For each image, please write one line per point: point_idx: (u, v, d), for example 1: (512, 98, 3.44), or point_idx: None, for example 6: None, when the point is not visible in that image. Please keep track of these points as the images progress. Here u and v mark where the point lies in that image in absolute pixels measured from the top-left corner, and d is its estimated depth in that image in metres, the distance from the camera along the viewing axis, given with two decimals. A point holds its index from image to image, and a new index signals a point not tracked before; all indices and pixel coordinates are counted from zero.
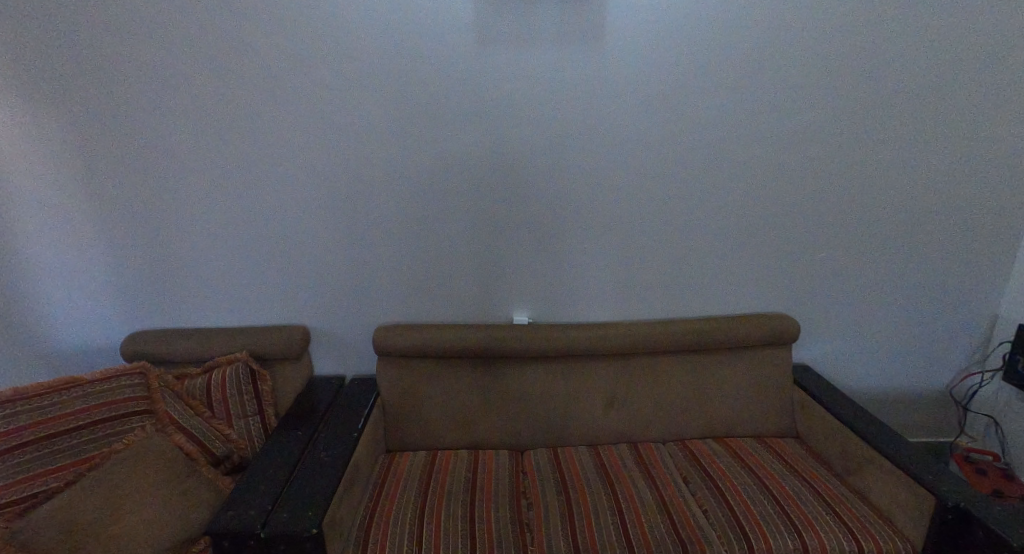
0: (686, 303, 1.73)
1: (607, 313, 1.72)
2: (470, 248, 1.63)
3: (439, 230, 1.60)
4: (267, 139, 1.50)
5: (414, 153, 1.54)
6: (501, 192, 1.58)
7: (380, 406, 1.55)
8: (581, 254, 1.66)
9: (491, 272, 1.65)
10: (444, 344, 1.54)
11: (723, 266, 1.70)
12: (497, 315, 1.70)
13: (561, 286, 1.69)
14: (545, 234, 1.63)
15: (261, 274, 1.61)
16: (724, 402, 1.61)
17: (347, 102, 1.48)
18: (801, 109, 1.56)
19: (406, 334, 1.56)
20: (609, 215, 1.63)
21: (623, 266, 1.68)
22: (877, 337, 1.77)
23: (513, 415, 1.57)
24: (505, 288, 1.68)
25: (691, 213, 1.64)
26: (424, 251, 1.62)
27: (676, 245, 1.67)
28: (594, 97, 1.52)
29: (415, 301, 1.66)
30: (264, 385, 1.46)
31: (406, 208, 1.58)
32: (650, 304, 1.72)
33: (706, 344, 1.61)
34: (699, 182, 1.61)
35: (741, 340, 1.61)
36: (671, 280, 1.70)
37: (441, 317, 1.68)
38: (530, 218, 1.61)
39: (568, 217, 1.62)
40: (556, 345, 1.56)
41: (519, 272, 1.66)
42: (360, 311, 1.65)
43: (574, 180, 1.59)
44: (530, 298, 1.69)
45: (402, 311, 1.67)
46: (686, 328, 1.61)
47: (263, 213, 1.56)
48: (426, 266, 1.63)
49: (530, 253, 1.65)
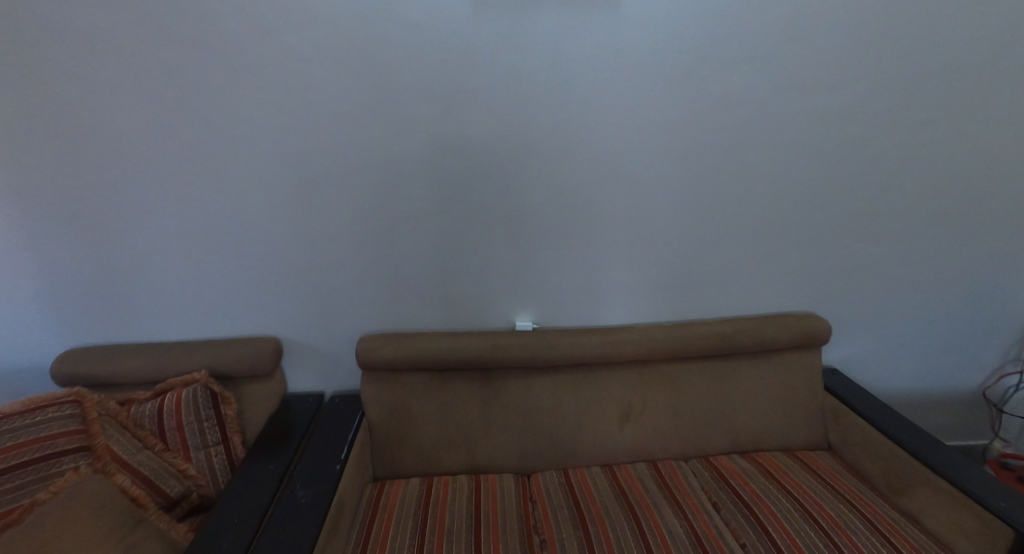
0: (706, 303, 1.56)
1: (620, 315, 1.54)
2: (466, 246, 1.43)
3: (432, 226, 1.40)
4: (225, 120, 1.27)
5: (401, 137, 1.32)
6: (503, 181, 1.38)
7: (366, 428, 1.36)
8: (592, 253, 1.48)
9: (491, 273, 1.46)
10: (441, 355, 1.36)
11: (747, 263, 1.54)
12: (497, 320, 1.51)
13: (569, 289, 1.50)
14: (551, 230, 1.45)
15: (224, 278, 1.39)
16: (751, 412, 1.45)
17: (321, 75, 1.26)
18: (839, 85, 1.39)
19: (397, 344, 1.36)
20: (624, 207, 1.45)
21: (637, 264, 1.51)
22: (909, 336, 1.64)
23: (518, 434, 1.39)
24: (507, 291, 1.49)
25: (715, 203, 1.47)
26: (414, 250, 1.42)
27: (697, 240, 1.50)
28: (608, 70, 1.32)
29: (403, 306, 1.46)
30: (227, 410, 1.23)
31: (394, 200, 1.37)
32: (665, 305, 1.55)
33: (731, 349, 1.46)
34: (726, 169, 1.44)
35: (766, 343, 1.46)
36: (690, 278, 1.53)
37: (434, 324, 1.49)
38: (537, 212, 1.43)
39: (579, 210, 1.44)
40: (564, 354, 1.39)
41: (521, 273, 1.47)
42: (341, 318, 1.44)
43: (586, 167, 1.40)
44: (534, 302, 1.50)
45: (389, 317, 1.46)
46: (708, 331, 1.46)
47: (225, 207, 1.33)
48: (416, 266, 1.43)
49: (534, 251, 1.46)
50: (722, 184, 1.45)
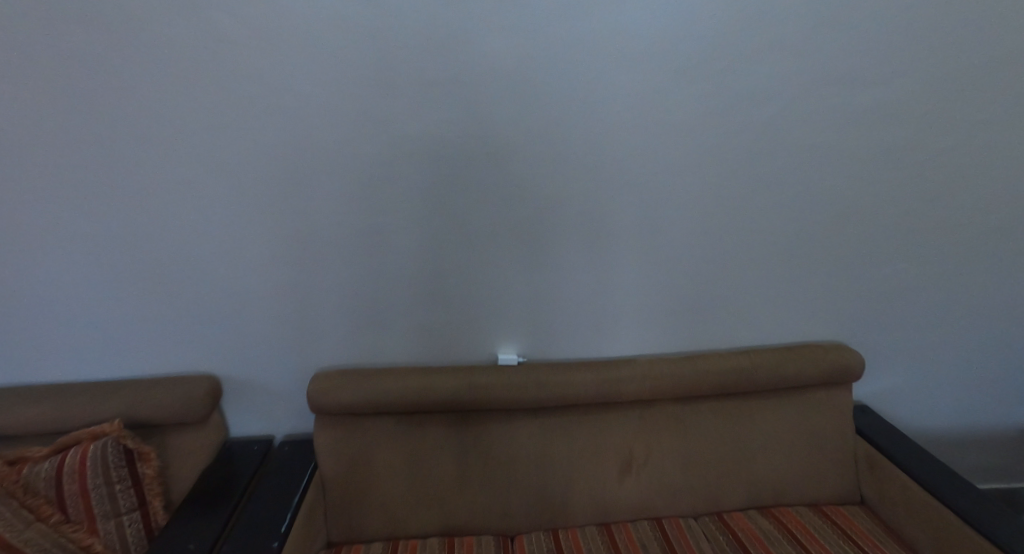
0: (718, 331, 1.35)
1: (619, 346, 1.34)
2: (440, 268, 1.21)
3: (398, 244, 1.18)
4: (140, 117, 1.04)
5: (359, 139, 1.10)
6: (482, 191, 1.16)
7: (320, 484, 1.15)
8: (588, 275, 1.26)
9: (469, 298, 1.25)
10: (410, 397, 1.16)
11: (766, 286, 1.33)
12: (477, 353, 1.30)
13: (560, 316, 1.29)
14: (541, 248, 1.23)
15: (151, 307, 1.17)
16: (771, 461, 1.25)
17: (257, 62, 1.02)
18: (884, 78, 1.17)
19: (358, 384, 1.16)
20: (628, 223, 1.23)
21: (641, 288, 1.29)
22: (949, 368, 1.43)
23: (500, 488, 1.19)
24: (488, 319, 1.27)
25: (733, 217, 1.26)
26: (377, 273, 1.20)
27: (710, 260, 1.29)
28: (610, 58, 1.09)
29: (367, 337, 1.25)
30: (146, 468, 1.02)
31: (354, 214, 1.15)
32: (672, 335, 1.34)
33: (747, 387, 1.26)
34: (746, 177, 1.22)
35: (788, 380, 1.27)
36: (701, 303, 1.32)
37: (402, 357, 1.28)
38: (524, 227, 1.21)
39: (575, 224, 1.22)
40: (554, 395, 1.19)
41: (505, 299, 1.26)
42: (292, 352, 1.23)
43: (583, 175, 1.18)
44: (519, 331, 1.29)
45: (350, 350, 1.25)
46: (721, 366, 1.26)
47: (148, 223, 1.11)
48: (380, 291, 1.22)
49: (520, 273, 1.24)
50: (742, 194, 1.24)
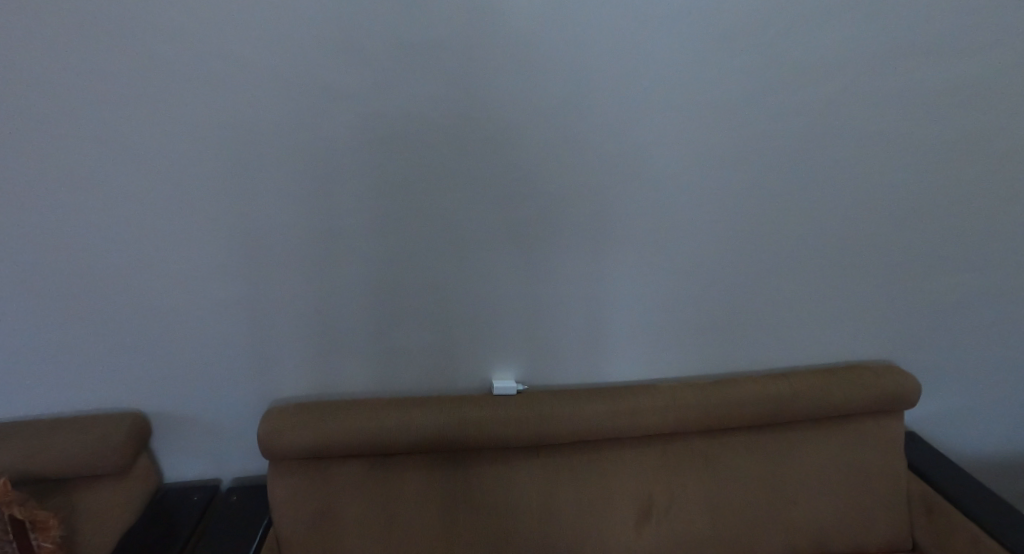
0: (747, 350, 1.16)
1: (633, 370, 1.13)
2: (422, 281, 0.99)
3: (368, 250, 0.96)
4: (20, 86, 0.78)
5: (314, 119, 0.86)
6: (473, 187, 0.94)
7: (275, 545, 0.94)
8: (599, 288, 1.05)
9: (456, 316, 1.03)
10: (386, 438, 0.95)
11: (806, 299, 1.13)
12: (468, 379, 1.08)
13: (564, 336, 1.08)
14: (543, 255, 1.01)
15: (59, 331, 0.93)
16: (811, 504, 1.07)
17: (172, 15, 0.78)
18: (968, 50, 0.94)
19: (322, 423, 0.94)
20: (649, 225, 1.01)
21: (661, 303, 1.09)
22: (1005, 390, 1.26)
23: (496, 546, 0.99)
24: (479, 340, 1.06)
25: (773, 218, 1.04)
26: (342, 285, 0.98)
27: (744, 268, 1.08)
28: (635, 17, 0.85)
29: (333, 363, 1.03)
30: (43, 542, 0.80)
31: (310, 214, 0.92)
32: (696, 357, 1.15)
33: (783, 417, 1.08)
34: (792, 171, 1.01)
35: (832, 409, 1.09)
36: (730, 319, 1.12)
37: (375, 386, 1.06)
38: (523, 230, 0.98)
39: (586, 227, 1.00)
40: (560, 431, 1.00)
41: (500, 316, 1.04)
42: (239, 381, 1.01)
43: (597, 167, 0.95)
44: (516, 354, 1.08)
45: (313, 379, 1.03)
46: (753, 392, 1.08)
47: (44, 228, 0.87)
48: (347, 307, 0.99)
49: (518, 287, 1.03)
50: (787, 193, 1.02)
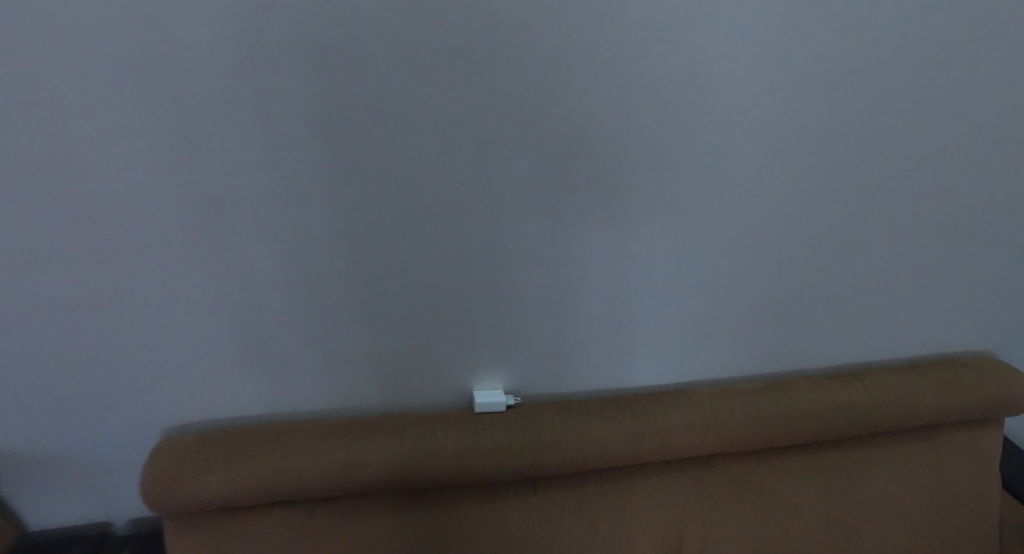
0: (806, 347, 0.89)
1: (656, 374, 0.86)
2: (370, 267, 0.68)
3: (281, 227, 0.64)
4: None
5: (154, 6, 0.50)
6: (442, 129, 0.61)
7: None
8: (617, 273, 0.76)
9: (420, 314, 0.74)
10: (328, 478, 0.70)
11: (888, 278, 0.85)
12: (440, 392, 0.81)
13: (568, 335, 0.80)
14: (544, 228, 0.70)
15: None
16: (887, 541, 0.84)
17: None
18: None
19: (237, 463, 0.68)
20: (694, 184, 0.71)
21: (700, 289, 0.80)
22: None
23: None
24: (452, 343, 0.77)
25: (861, 171, 0.75)
26: (248, 279, 0.66)
27: (815, 241, 0.79)
28: None
29: (252, 379, 0.74)
30: None
31: (183, 172, 0.59)
32: (741, 356, 0.88)
33: (850, 432, 0.84)
34: (896, 100, 0.70)
35: (913, 419, 0.85)
36: (787, 307, 0.84)
37: (313, 404, 0.78)
38: (512, 193, 0.66)
39: (604, 190, 0.69)
40: (565, 461, 0.75)
41: (481, 311, 0.75)
42: (117, 407, 0.72)
43: (624, 97, 0.63)
44: (502, 359, 0.80)
45: (224, 398, 0.75)
46: (813, 401, 0.83)
47: None
48: (261, 307, 0.69)
49: (506, 273, 0.73)
50: (885, 136, 0.73)
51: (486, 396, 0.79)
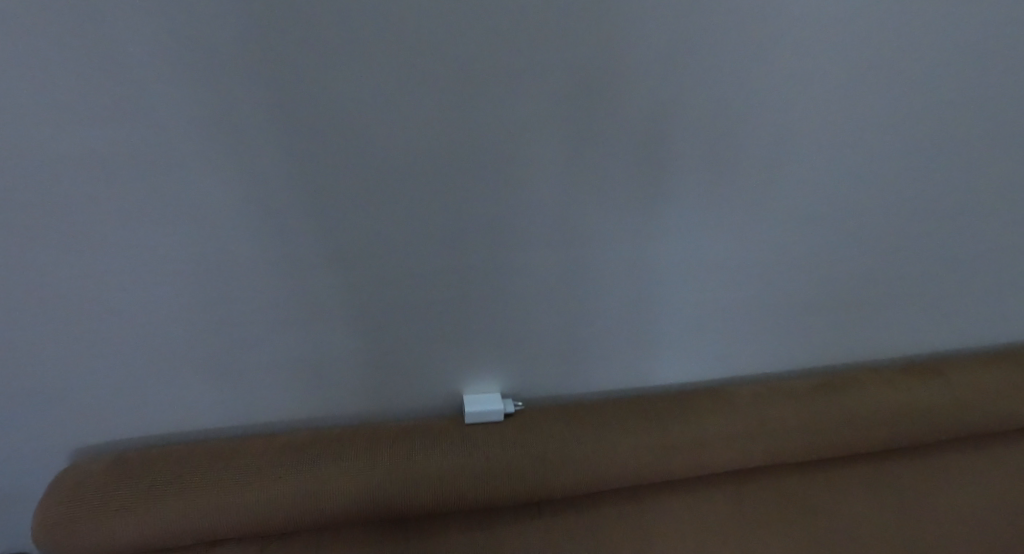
0: (869, 336, 0.73)
1: (685, 371, 0.71)
2: (324, 241, 0.53)
3: (195, 190, 0.48)
4: None
5: None
6: (410, 49, 0.44)
7: None
8: (640, 247, 0.60)
9: (390, 302, 0.58)
10: (282, 510, 0.56)
11: (973, 250, 0.69)
12: (423, 397, 0.66)
13: (578, 326, 0.64)
14: (545, 190, 0.54)
15: None
16: None
17: None
18: None
19: (163, 498, 0.54)
20: (738, 130, 0.54)
21: (743, 267, 0.64)
22: None
23: None
24: (433, 339, 0.61)
25: (948, 111, 0.58)
26: (158, 259, 0.51)
27: (886, 202, 0.63)
28: None
29: (184, 387, 0.59)
30: None
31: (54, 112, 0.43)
32: (790, 348, 0.72)
33: (922, 438, 0.69)
34: (1008, 12, 0.53)
35: (998, 421, 0.70)
36: (849, 287, 0.68)
37: (263, 417, 0.63)
38: (502, 140, 0.50)
39: (623, 137, 0.52)
40: (576, 479, 0.61)
41: (468, 298, 0.59)
42: (10, 429, 0.57)
43: (648, 5, 0.46)
44: (499, 357, 0.64)
45: (149, 412, 0.60)
46: (879, 403, 0.68)
47: None
48: (182, 296, 0.53)
49: (499, 248, 0.57)
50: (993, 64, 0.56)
51: (479, 403, 0.64)
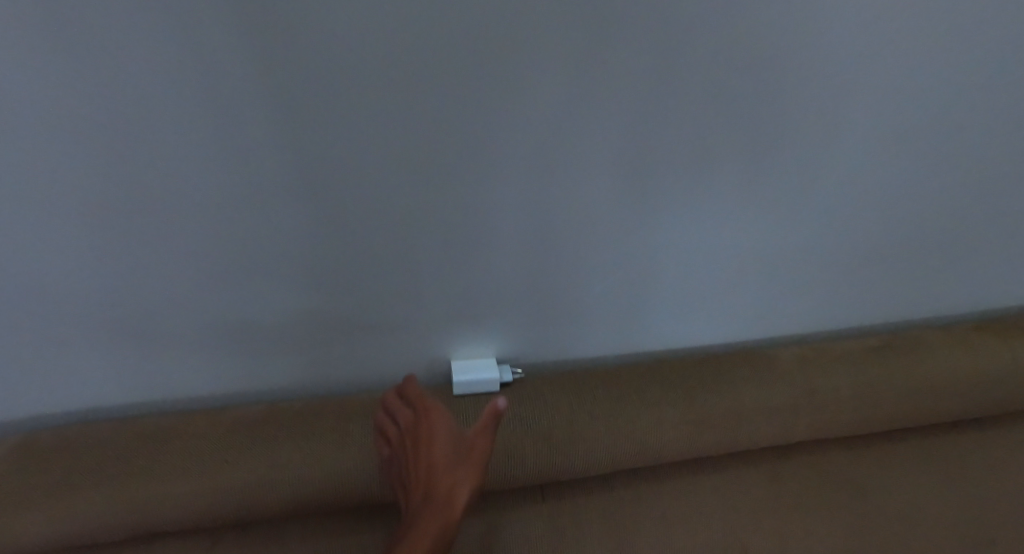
0: (938, 289, 0.61)
1: (717, 330, 0.60)
2: (259, 172, 0.39)
3: (62, 96, 0.34)
4: None
5: None
6: None
7: None
8: (676, 181, 0.47)
9: (357, 252, 0.46)
10: (233, 500, 0.46)
11: None
12: (404, 363, 0.55)
13: (592, 279, 0.52)
14: (558, 105, 0.40)
15: None
16: None
17: None
18: None
19: (88, 487, 0.44)
20: (823, 25, 0.40)
21: (800, 206, 0.51)
22: None
23: None
24: (415, 296, 0.50)
25: None
26: (41, 197, 0.38)
27: (990, 126, 0.49)
28: None
29: (111, 355, 0.48)
30: None
31: None
32: (844, 304, 0.60)
33: (990, 408, 0.59)
34: None
35: None
36: (925, 234, 0.56)
37: (216, 387, 0.53)
38: (500, 28, 0.35)
39: (669, 24, 0.37)
40: (587, 461, 0.52)
41: (457, 247, 0.47)
42: None
43: None
44: (496, 317, 0.53)
45: (74, 383, 0.49)
46: (952, 371, 0.57)
47: None
48: (85, 244, 0.41)
49: (494, 182, 0.43)
50: None
51: (470, 372, 0.54)
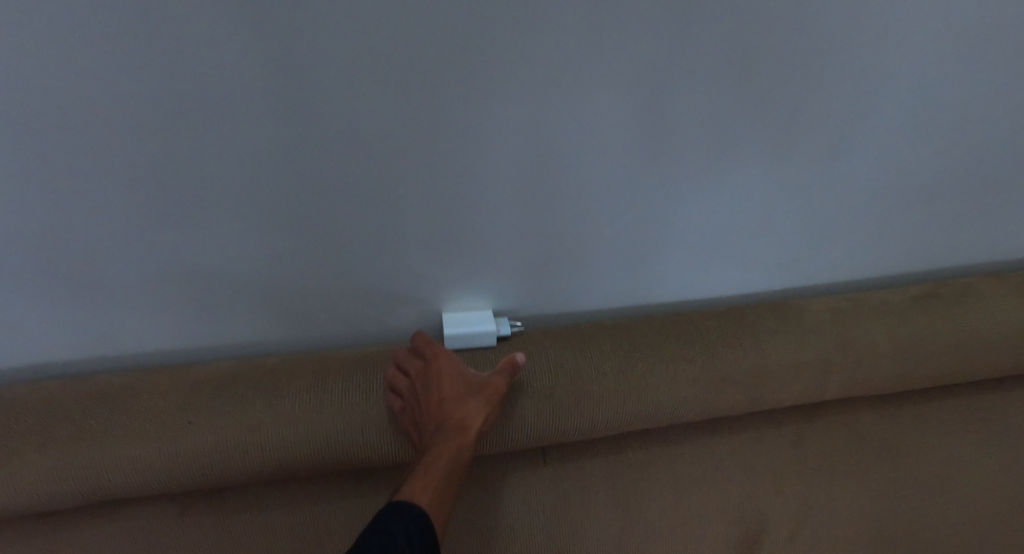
0: (984, 231, 0.55)
1: (740, 279, 0.53)
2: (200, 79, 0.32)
3: None
4: None
5: None
6: None
7: None
8: (703, 97, 0.39)
9: (328, 185, 0.39)
10: (202, 461, 0.42)
11: None
12: (391, 316, 0.49)
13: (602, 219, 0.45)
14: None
15: None
16: None
17: None
18: None
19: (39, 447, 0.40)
20: None
21: (845, 130, 0.44)
22: None
23: None
24: (398, 240, 0.43)
25: None
26: None
27: None
28: None
29: (59, 304, 0.43)
30: None
31: None
32: (882, 249, 0.54)
33: None
34: None
35: None
36: (980, 166, 0.49)
37: (182, 341, 0.48)
38: None
39: None
40: (595, 422, 0.46)
41: (445, 179, 0.40)
42: None
43: None
44: (491, 265, 0.47)
45: (22, 335, 0.44)
46: (1003, 322, 0.51)
47: None
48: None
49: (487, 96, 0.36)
50: None
51: (464, 325, 0.48)
